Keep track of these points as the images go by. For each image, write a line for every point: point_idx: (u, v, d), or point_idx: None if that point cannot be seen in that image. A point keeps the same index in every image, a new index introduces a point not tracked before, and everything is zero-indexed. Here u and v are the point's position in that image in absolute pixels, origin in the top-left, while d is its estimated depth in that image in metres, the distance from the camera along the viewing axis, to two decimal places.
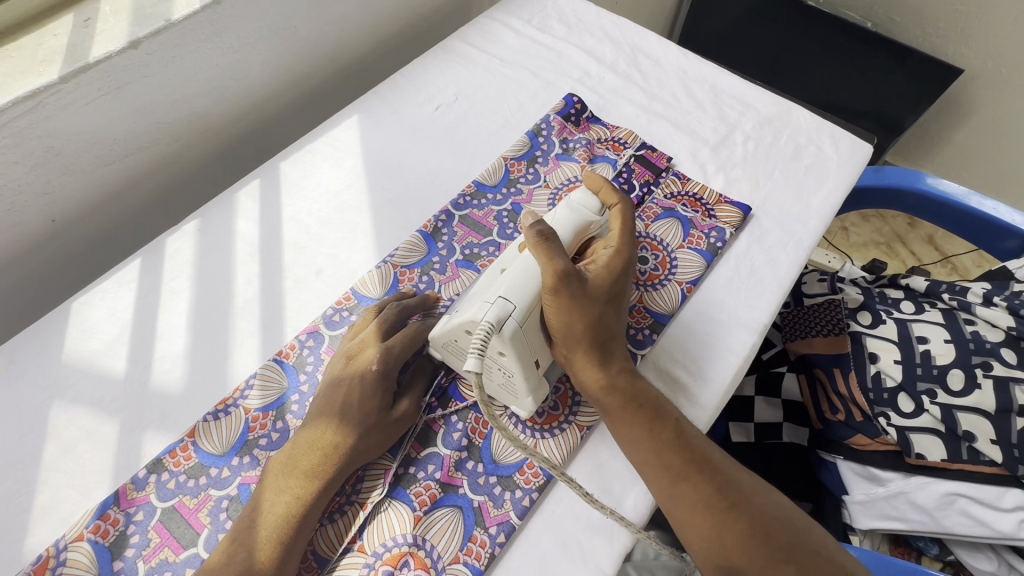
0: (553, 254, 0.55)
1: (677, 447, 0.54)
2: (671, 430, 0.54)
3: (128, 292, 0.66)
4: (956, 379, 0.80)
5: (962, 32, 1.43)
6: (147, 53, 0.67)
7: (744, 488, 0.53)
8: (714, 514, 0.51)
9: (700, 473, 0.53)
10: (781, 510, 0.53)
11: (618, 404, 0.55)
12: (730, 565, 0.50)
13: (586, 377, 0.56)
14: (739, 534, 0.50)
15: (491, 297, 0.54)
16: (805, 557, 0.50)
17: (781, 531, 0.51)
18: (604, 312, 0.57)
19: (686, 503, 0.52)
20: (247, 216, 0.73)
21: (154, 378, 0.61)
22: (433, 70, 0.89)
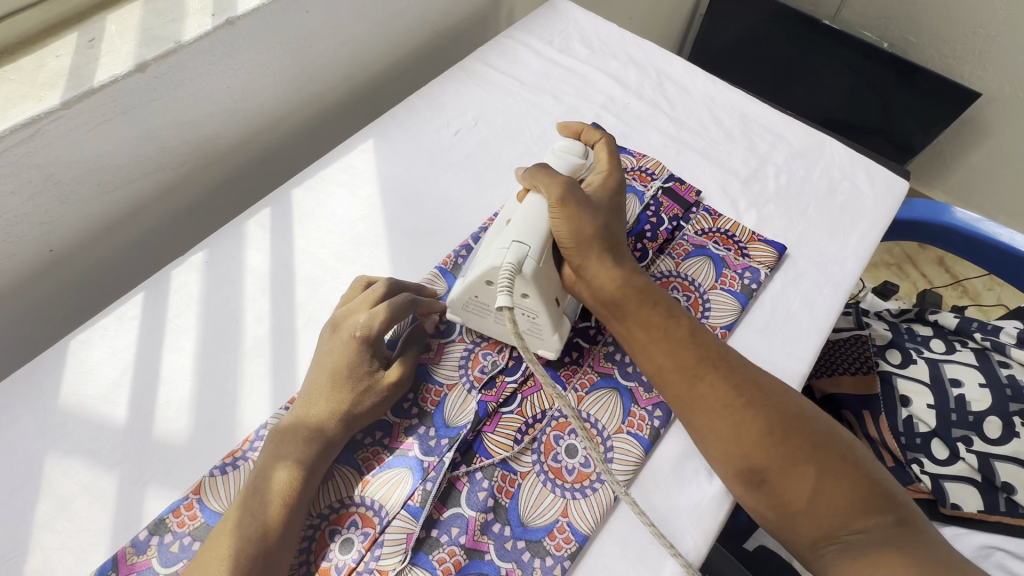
0: (554, 175, 0.58)
1: (692, 348, 0.56)
2: (686, 332, 0.57)
3: (131, 331, 0.62)
4: (993, 427, 0.77)
5: (981, 56, 1.40)
6: (156, 76, 0.63)
7: (761, 386, 0.55)
8: (731, 413, 0.53)
9: (718, 372, 0.55)
10: (799, 408, 0.54)
11: (633, 309, 0.58)
12: (751, 465, 0.52)
13: (600, 286, 0.58)
14: (759, 434, 0.52)
15: (504, 242, 0.55)
16: (823, 454, 0.52)
17: (801, 429, 0.53)
18: (610, 224, 0.60)
19: (703, 404, 0.54)
20: (257, 248, 0.69)
21: (158, 426, 0.57)
22: (452, 92, 0.86)
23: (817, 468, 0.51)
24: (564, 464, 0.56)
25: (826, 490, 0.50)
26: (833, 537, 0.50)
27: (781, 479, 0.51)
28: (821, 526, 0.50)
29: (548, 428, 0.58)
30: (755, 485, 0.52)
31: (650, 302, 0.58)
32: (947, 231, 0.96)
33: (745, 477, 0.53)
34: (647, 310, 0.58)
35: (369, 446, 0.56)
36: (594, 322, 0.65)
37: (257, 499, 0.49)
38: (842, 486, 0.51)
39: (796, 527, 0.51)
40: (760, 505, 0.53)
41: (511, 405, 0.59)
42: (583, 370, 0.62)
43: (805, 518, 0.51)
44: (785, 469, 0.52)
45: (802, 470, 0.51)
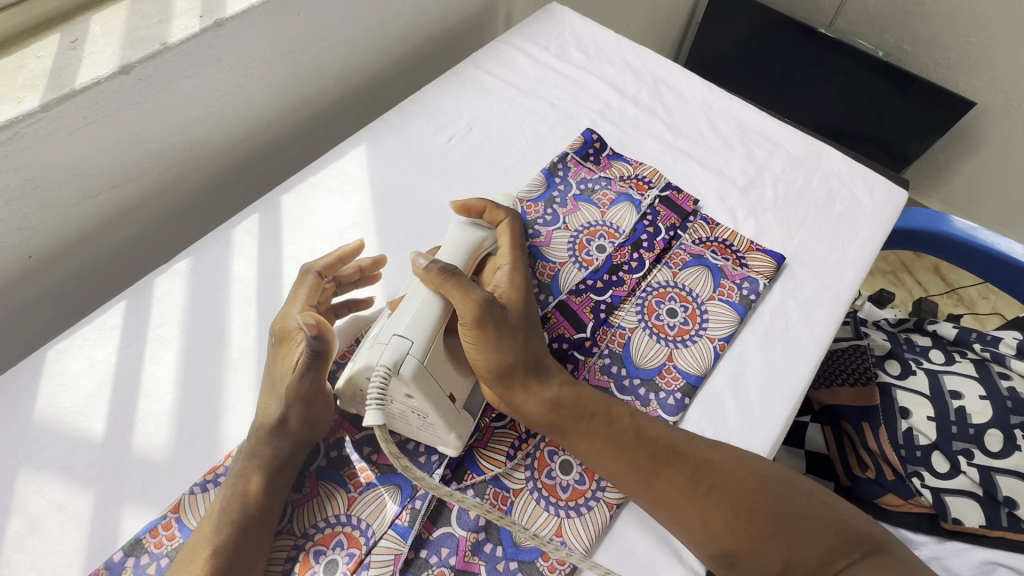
0: (467, 286, 0.53)
1: (639, 451, 0.52)
2: (631, 430, 0.53)
3: (111, 341, 0.60)
4: (995, 440, 0.76)
5: (975, 65, 1.41)
6: (141, 78, 0.61)
7: (718, 472, 0.51)
8: (693, 504, 0.50)
9: (670, 470, 0.51)
10: (758, 478, 0.52)
11: (573, 419, 0.53)
12: (723, 552, 0.50)
13: (529, 404, 0.54)
14: (725, 522, 0.50)
15: (386, 337, 0.50)
16: (791, 524, 0.50)
17: (766, 507, 0.50)
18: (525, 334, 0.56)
19: (663, 505, 0.51)
20: (244, 255, 0.67)
21: (136, 442, 0.55)
22: (446, 97, 0.84)
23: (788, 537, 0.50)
24: (558, 480, 0.54)
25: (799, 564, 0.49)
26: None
27: (755, 559, 0.49)
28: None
29: (541, 444, 0.56)
30: (731, 568, 0.50)
31: (591, 407, 0.54)
32: (944, 241, 0.95)
33: (720, 563, 0.50)
34: (590, 415, 0.54)
35: (356, 462, 0.54)
36: (589, 334, 0.63)
37: (236, 491, 0.48)
38: (814, 547, 0.49)
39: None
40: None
41: (504, 419, 0.58)
42: None
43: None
44: (756, 551, 0.49)
45: (773, 545, 0.49)
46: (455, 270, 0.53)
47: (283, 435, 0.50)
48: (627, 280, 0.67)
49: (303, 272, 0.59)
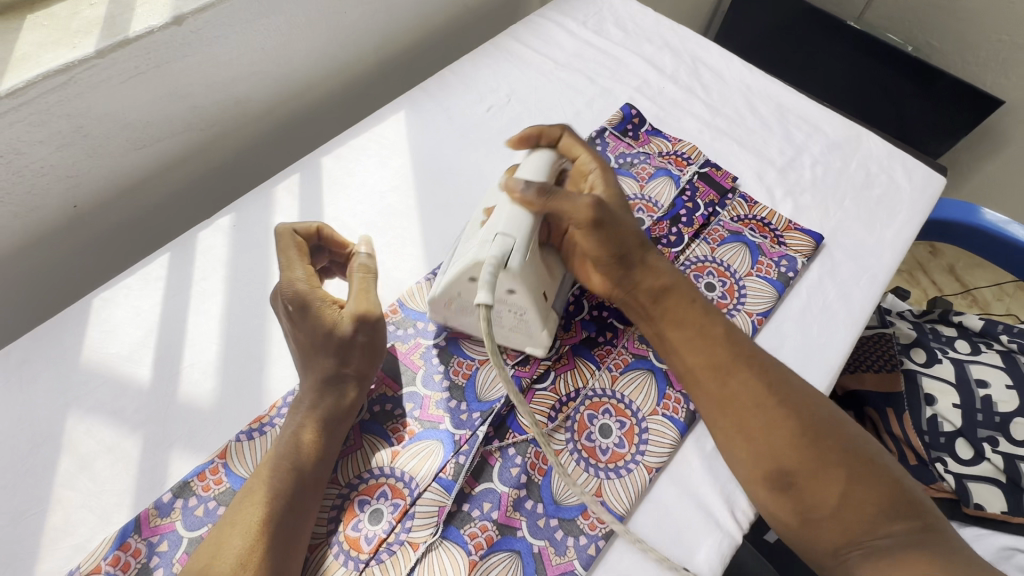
0: (569, 194, 0.54)
1: (727, 344, 0.54)
2: (720, 327, 0.55)
3: (156, 292, 0.61)
4: (1019, 428, 0.77)
5: (1007, 62, 1.39)
6: (191, 30, 0.61)
7: (801, 390, 0.52)
8: (763, 410, 0.51)
9: (754, 371, 0.53)
10: (828, 410, 0.52)
11: (658, 307, 0.57)
12: (780, 467, 0.49)
13: (633, 291, 0.58)
14: (791, 435, 0.50)
15: (488, 235, 0.52)
16: (853, 457, 0.49)
17: (833, 430, 0.50)
18: (632, 230, 0.59)
19: (734, 408, 0.51)
20: (286, 214, 0.67)
21: (183, 389, 0.55)
22: (485, 68, 0.84)
23: (848, 471, 0.48)
24: (598, 443, 0.55)
25: (856, 498, 0.48)
26: (860, 540, 0.47)
27: (812, 481, 0.48)
28: (845, 531, 0.47)
29: (581, 407, 0.57)
30: (781, 490, 0.49)
31: (686, 298, 0.57)
32: (972, 232, 0.95)
33: (771, 479, 0.49)
34: (684, 307, 0.57)
35: (399, 417, 0.55)
36: None
37: (288, 450, 0.48)
38: (873, 487, 0.48)
39: (817, 533, 0.48)
40: (782, 510, 0.49)
41: (544, 382, 0.58)
42: (617, 351, 0.61)
43: (832, 523, 0.48)
44: (817, 475, 0.49)
45: (831, 472, 0.48)
46: (551, 188, 0.54)
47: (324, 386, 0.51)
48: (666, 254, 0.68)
49: (281, 235, 0.57)
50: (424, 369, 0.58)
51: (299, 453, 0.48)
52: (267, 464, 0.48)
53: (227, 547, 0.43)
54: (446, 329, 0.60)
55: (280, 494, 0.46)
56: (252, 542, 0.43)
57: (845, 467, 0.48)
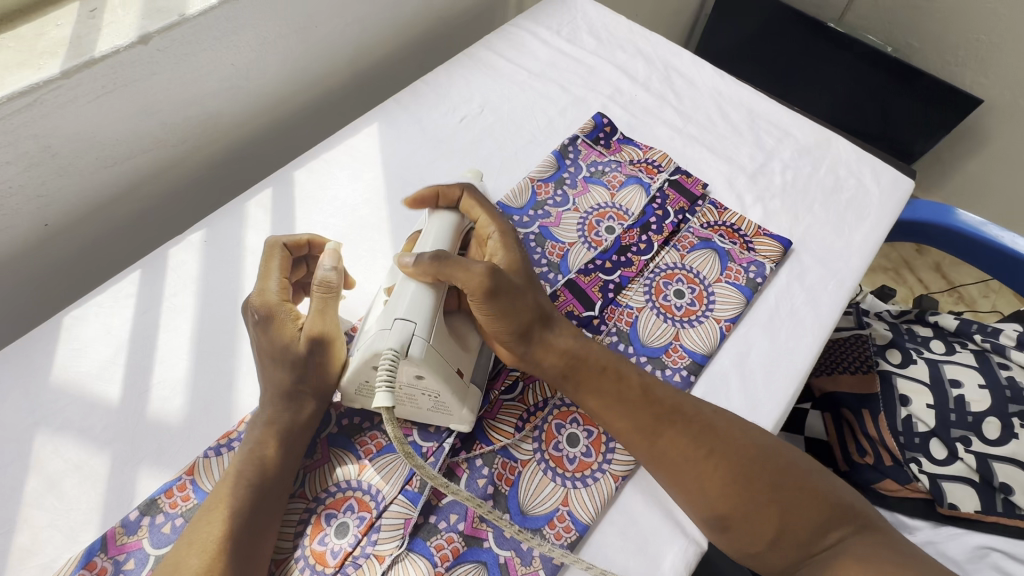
0: (466, 262, 0.52)
1: (652, 400, 0.53)
2: (643, 383, 0.54)
3: (127, 309, 0.61)
4: (992, 427, 0.77)
5: (984, 62, 1.40)
6: (159, 49, 0.61)
7: (728, 434, 0.53)
8: (695, 467, 0.51)
9: (680, 426, 0.52)
10: (759, 447, 0.53)
11: (574, 371, 0.54)
12: (719, 516, 0.50)
13: (542, 363, 0.55)
14: (723, 484, 0.51)
15: (387, 322, 0.50)
16: (785, 491, 0.51)
17: (764, 468, 0.52)
18: (535, 296, 0.57)
19: (667, 465, 0.52)
20: (258, 229, 0.68)
21: (151, 406, 0.55)
22: (458, 79, 0.85)
23: (781, 502, 0.50)
24: (565, 453, 0.55)
25: (792, 526, 0.50)
26: (800, 558, 0.50)
27: (747, 521, 0.50)
28: (790, 553, 0.51)
29: (550, 417, 0.57)
30: (720, 532, 0.51)
31: (603, 358, 0.55)
32: (947, 234, 0.95)
33: (710, 523, 0.51)
34: (602, 367, 0.55)
35: (367, 430, 0.55)
36: (597, 313, 0.64)
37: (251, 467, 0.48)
38: (807, 510, 0.50)
39: (760, 560, 0.51)
40: (726, 547, 0.52)
41: (513, 392, 0.58)
42: None
43: (771, 551, 0.51)
44: (753, 516, 0.50)
45: (767, 510, 0.50)
46: (446, 258, 0.52)
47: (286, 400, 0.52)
48: (635, 261, 0.68)
49: (269, 246, 0.57)
50: None
51: (261, 471, 0.48)
52: (228, 482, 0.48)
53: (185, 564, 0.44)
54: None
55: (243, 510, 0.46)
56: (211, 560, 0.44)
57: (777, 500, 0.51)
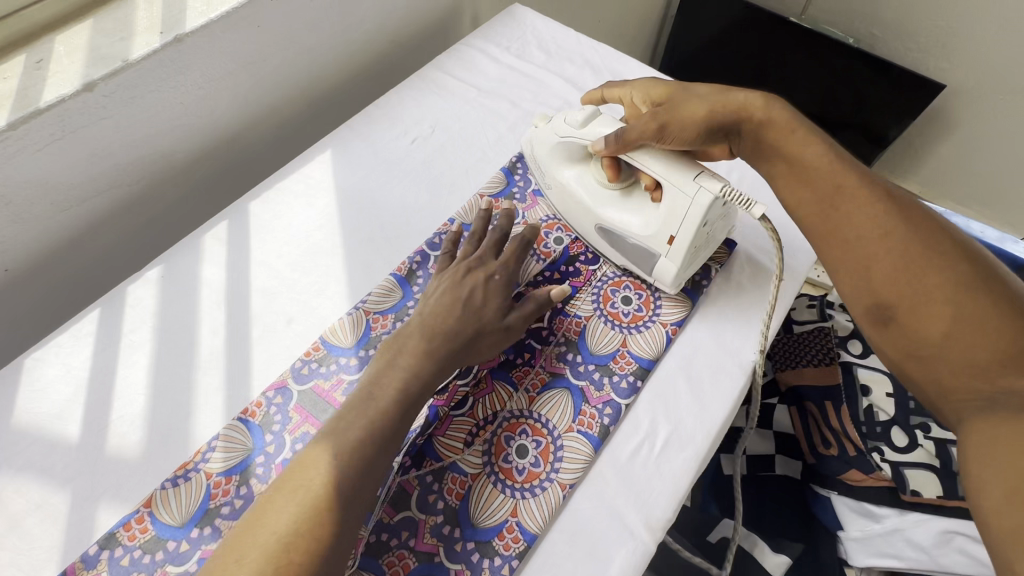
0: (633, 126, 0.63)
1: (853, 194, 0.53)
2: (859, 183, 0.53)
3: (86, 348, 0.63)
4: None
5: (943, 47, 1.42)
6: (105, 94, 0.64)
7: (930, 233, 0.49)
8: (867, 248, 0.50)
9: (880, 207, 0.51)
10: (953, 250, 0.48)
11: (793, 144, 0.58)
12: (879, 300, 0.49)
13: (763, 132, 0.60)
14: (892, 266, 0.48)
15: (679, 188, 0.60)
16: (968, 299, 0.45)
17: (940, 260, 0.47)
18: (703, 87, 0.65)
19: (862, 243, 0.50)
20: (214, 261, 0.70)
21: (110, 442, 0.57)
22: (410, 101, 0.87)
23: (957, 312, 0.45)
24: (515, 464, 0.57)
25: (957, 332, 0.45)
26: (963, 384, 0.45)
27: (914, 314, 0.47)
28: (952, 367, 0.45)
29: (499, 429, 0.59)
30: (881, 322, 0.49)
31: (824, 144, 0.57)
32: None
33: (870, 312, 0.50)
34: (814, 154, 0.56)
35: None
36: (546, 324, 0.66)
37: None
38: (984, 335, 0.44)
39: (921, 365, 0.47)
40: (884, 344, 0.49)
41: (463, 408, 0.60)
42: (535, 371, 0.62)
43: (934, 359, 0.46)
44: (920, 305, 0.47)
45: (937, 306, 0.46)
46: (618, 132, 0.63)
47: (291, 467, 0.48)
48: (583, 271, 0.70)
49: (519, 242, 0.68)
50: None
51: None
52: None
53: (330, 451, 0.48)
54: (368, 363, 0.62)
55: (398, 399, 0.52)
56: (295, 536, 0.44)
57: (955, 283, 0.46)
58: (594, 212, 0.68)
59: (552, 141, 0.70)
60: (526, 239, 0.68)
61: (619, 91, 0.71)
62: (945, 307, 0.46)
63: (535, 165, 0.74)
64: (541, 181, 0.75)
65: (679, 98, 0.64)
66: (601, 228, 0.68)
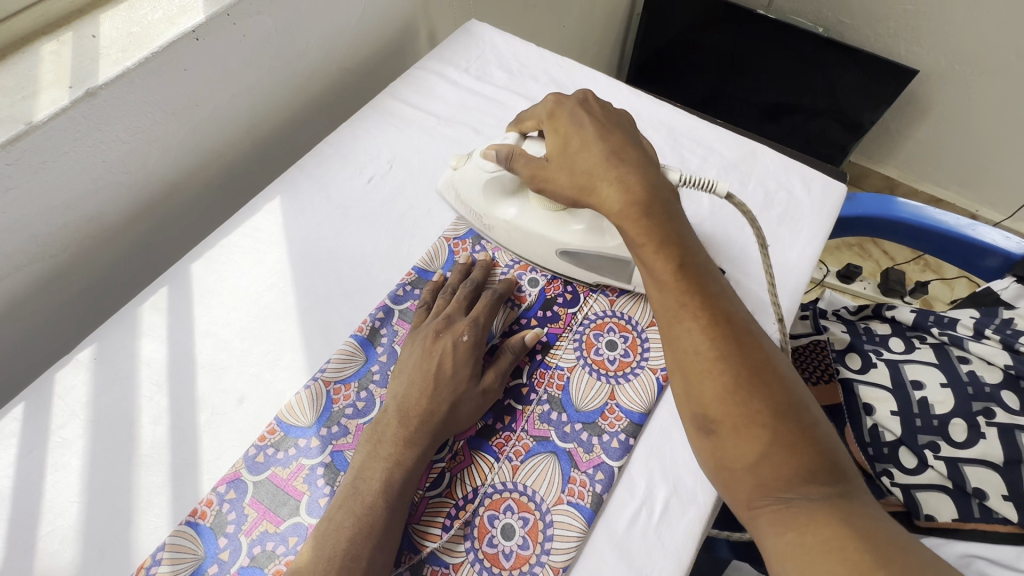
0: (565, 197, 0.58)
1: (687, 296, 0.49)
2: (692, 285, 0.50)
3: (7, 453, 0.55)
4: (959, 429, 0.73)
5: (915, 32, 1.38)
6: (7, 163, 0.56)
7: (751, 346, 0.47)
8: (700, 360, 0.46)
9: (708, 317, 0.48)
10: (776, 372, 0.46)
11: (638, 228, 0.52)
12: (706, 414, 0.46)
13: (607, 213, 0.54)
14: (720, 386, 0.45)
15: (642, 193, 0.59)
16: (781, 425, 0.43)
17: (762, 382, 0.45)
18: (591, 153, 0.55)
19: (691, 355, 0.47)
20: (153, 336, 0.63)
21: (41, 563, 0.50)
22: (364, 135, 0.80)
23: (771, 431, 0.43)
24: (500, 548, 0.51)
25: (770, 458, 0.43)
26: (766, 499, 0.43)
27: (735, 432, 0.44)
28: (759, 484, 0.43)
29: (481, 508, 0.53)
30: (705, 433, 0.46)
31: (661, 236, 0.51)
32: (896, 224, 0.92)
33: (696, 423, 0.46)
34: (662, 245, 0.51)
35: (281, 556, 0.50)
36: (525, 380, 0.60)
37: None
38: (792, 452, 0.43)
39: (733, 482, 0.45)
40: (707, 455, 0.46)
41: (439, 487, 0.54)
42: (517, 436, 0.57)
43: (745, 476, 0.44)
44: (737, 427, 0.44)
45: (754, 431, 0.44)
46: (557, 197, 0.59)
47: None
48: (562, 315, 0.65)
49: (494, 293, 0.63)
50: (309, 494, 0.53)
51: None
52: None
53: (317, 564, 0.44)
54: (331, 443, 0.56)
55: (384, 490, 0.48)
56: None
57: (771, 398, 0.44)
58: (554, 240, 0.64)
59: (484, 177, 0.65)
60: (503, 293, 0.64)
61: (535, 121, 0.62)
62: (761, 426, 0.44)
63: (467, 207, 0.68)
64: (479, 223, 0.69)
65: (569, 161, 0.56)
66: (564, 252, 0.64)
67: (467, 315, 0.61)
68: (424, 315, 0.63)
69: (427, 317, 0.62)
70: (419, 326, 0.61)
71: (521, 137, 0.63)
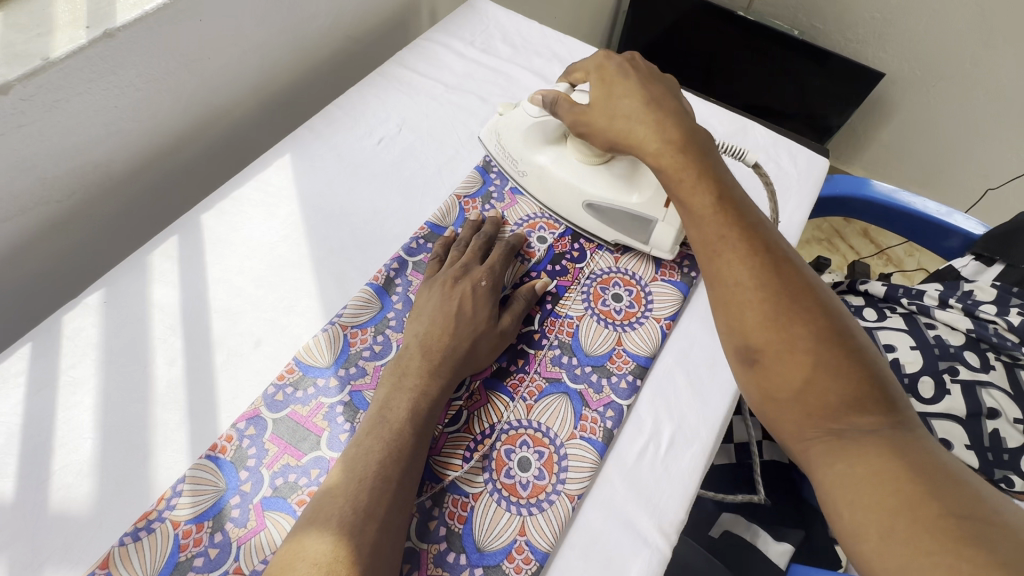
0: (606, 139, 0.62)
1: (727, 228, 0.51)
2: (731, 220, 0.52)
3: (15, 391, 0.54)
4: (926, 386, 0.80)
5: (882, 37, 1.48)
6: (23, 98, 0.55)
7: (796, 277, 0.48)
8: (743, 289, 0.48)
9: (747, 247, 0.50)
10: (819, 302, 0.47)
11: (674, 166, 0.56)
12: (748, 342, 0.47)
13: (643, 154, 0.58)
14: (761, 313, 0.47)
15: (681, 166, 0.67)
16: (826, 354, 0.44)
17: (805, 310, 0.46)
18: (631, 100, 0.61)
19: (733, 284, 0.49)
20: (165, 282, 0.62)
21: (54, 497, 0.50)
22: (373, 98, 0.82)
23: (816, 356, 0.44)
24: (518, 479, 0.53)
25: (817, 384, 0.44)
26: (815, 429, 0.44)
27: (777, 359, 0.45)
28: (807, 411, 0.44)
29: (498, 443, 0.55)
30: (749, 365, 0.47)
31: (698, 176, 0.55)
32: (870, 204, 0.99)
33: (739, 354, 0.48)
34: (699, 184, 0.54)
35: (303, 487, 0.51)
36: (537, 327, 0.63)
37: None
38: (838, 378, 0.44)
39: (779, 412, 0.45)
40: (750, 388, 0.47)
41: (457, 423, 0.56)
42: (531, 377, 0.59)
43: (792, 405, 0.45)
44: (781, 352, 0.45)
45: (798, 356, 0.45)
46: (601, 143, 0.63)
47: (311, 519, 0.44)
48: (570, 269, 0.68)
49: (506, 244, 0.66)
50: (329, 430, 0.55)
51: None
52: None
53: (348, 483, 0.45)
54: (349, 383, 0.57)
55: (411, 417, 0.50)
56: None
57: (814, 326, 0.46)
58: (582, 192, 0.68)
59: (529, 122, 0.71)
60: (514, 245, 0.66)
61: (585, 73, 0.67)
62: (805, 351, 0.45)
63: (504, 154, 0.73)
64: (512, 171, 0.73)
65: (611, 105, 0.61)
66: (590, 206, 0.68)
67: (481, 262, 0.63)
68: (438, 262, 0.64)
69: (438, 267, 0.64)
70: (434, 273, 0.63)
71: (571, 88, 0.67)
